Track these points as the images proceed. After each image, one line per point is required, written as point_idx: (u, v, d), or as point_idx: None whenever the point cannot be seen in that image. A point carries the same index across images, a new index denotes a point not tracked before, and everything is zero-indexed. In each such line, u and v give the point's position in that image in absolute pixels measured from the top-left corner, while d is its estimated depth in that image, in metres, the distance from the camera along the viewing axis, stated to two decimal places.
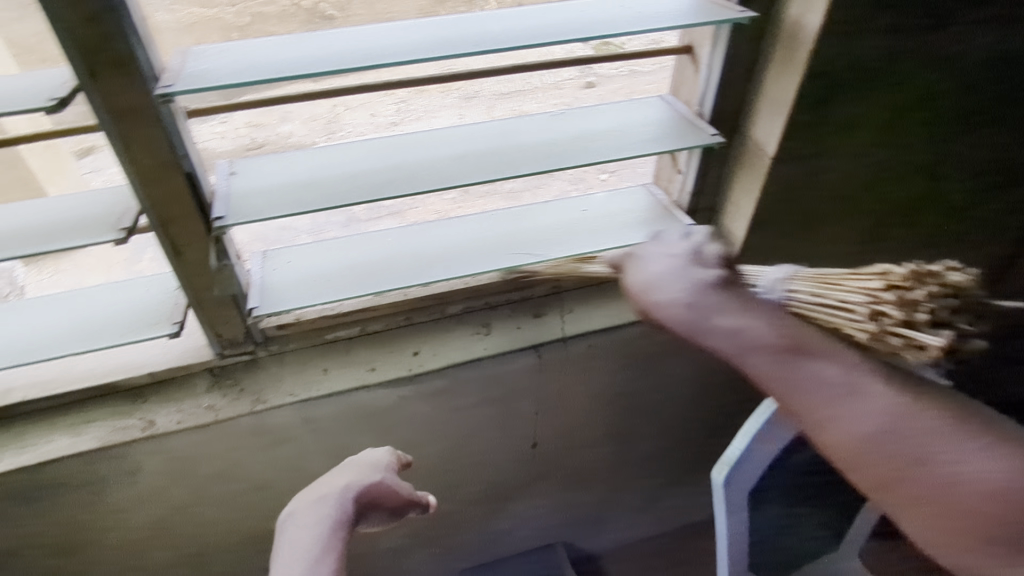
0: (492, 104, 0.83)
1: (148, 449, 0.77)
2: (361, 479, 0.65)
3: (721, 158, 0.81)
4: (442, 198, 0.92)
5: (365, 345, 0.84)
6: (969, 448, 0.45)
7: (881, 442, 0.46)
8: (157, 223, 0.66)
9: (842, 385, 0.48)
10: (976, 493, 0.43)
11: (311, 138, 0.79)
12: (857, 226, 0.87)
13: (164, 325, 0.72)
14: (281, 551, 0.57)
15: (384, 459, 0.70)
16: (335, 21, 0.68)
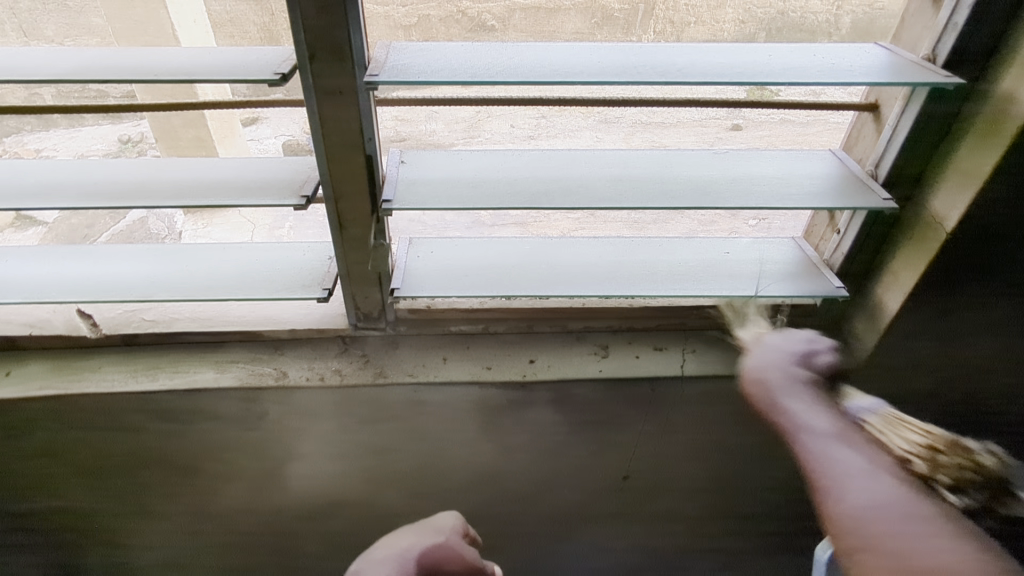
0: (650, 134, 0.83)
1: (278, 397, 0.83)
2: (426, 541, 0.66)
3: (887, 224, 0.77)
4: (568, 217, 0.93)
5: (486, 343, 0.87)
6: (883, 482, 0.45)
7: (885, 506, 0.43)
8: (331, 196, 0.71)
9: (860, 472, 0.45)
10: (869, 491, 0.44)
11: (450, 139, 0.83)
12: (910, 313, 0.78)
13: (315, 289, 0.78)
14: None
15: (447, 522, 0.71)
16: (495, 33, 0.69)
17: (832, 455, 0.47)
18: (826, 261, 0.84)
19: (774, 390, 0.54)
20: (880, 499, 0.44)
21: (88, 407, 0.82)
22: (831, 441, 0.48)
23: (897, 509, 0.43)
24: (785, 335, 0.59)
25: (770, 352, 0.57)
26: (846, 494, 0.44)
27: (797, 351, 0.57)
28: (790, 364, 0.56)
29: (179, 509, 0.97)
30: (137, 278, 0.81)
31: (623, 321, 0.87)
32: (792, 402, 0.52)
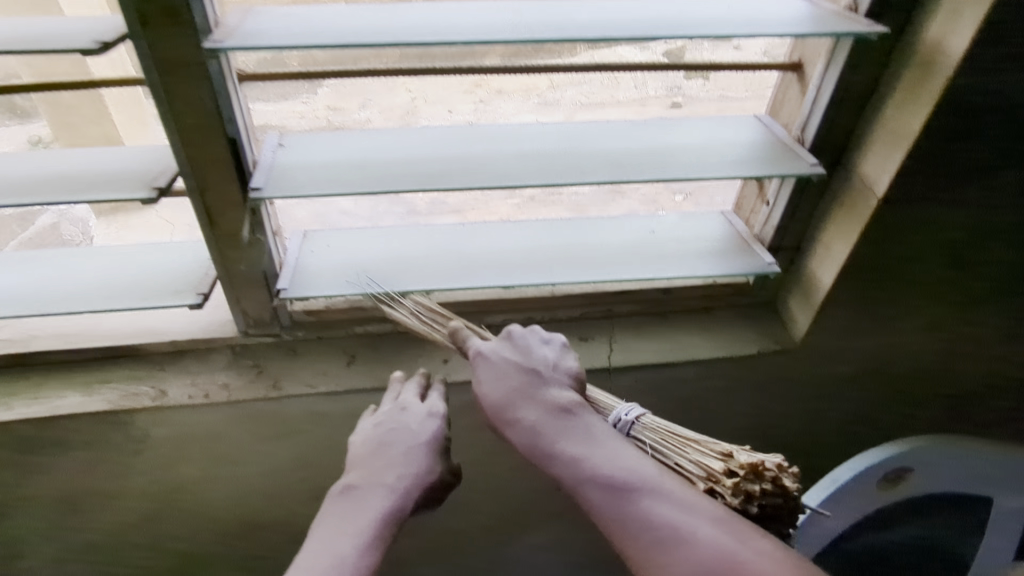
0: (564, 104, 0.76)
1: (158, 419, 0.73)
2: (418, 457, 0.63)
3: (814, 193, 0.72)
4: (507, 202, 0.86)
5: (396, 344, 0.78)
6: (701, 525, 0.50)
7: (698, 561, 0.49)
8: (194, 187, 0.62)
9: (638, 483, 0.53)
10: (682, 555, 0.49)
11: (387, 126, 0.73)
12: (842, 289, 0.73)
13: (189, 295, 0.68)
14: (329, 524, 0.59)
15: (423, 409, 0.67)
16: None
17: (629, 513, 0.51)
18: (757, 237, 0.79)
19: (546, 438, 0.56)
20: (691, 537, 0.50)
21: None
22: (608, 487, 0.53)
23: (703, 563, 0.49)
24: (520, 348, 0.62)
25: (498, 386, 0.60)
26: (653, 513, 0.51)
27: (546, 369, 0.60)
28: (552, 370, 0.60)
29: (66, 547, 0.86)
30: None
31: (545, 311, 0.80)
32: (564, 447, 0.56)
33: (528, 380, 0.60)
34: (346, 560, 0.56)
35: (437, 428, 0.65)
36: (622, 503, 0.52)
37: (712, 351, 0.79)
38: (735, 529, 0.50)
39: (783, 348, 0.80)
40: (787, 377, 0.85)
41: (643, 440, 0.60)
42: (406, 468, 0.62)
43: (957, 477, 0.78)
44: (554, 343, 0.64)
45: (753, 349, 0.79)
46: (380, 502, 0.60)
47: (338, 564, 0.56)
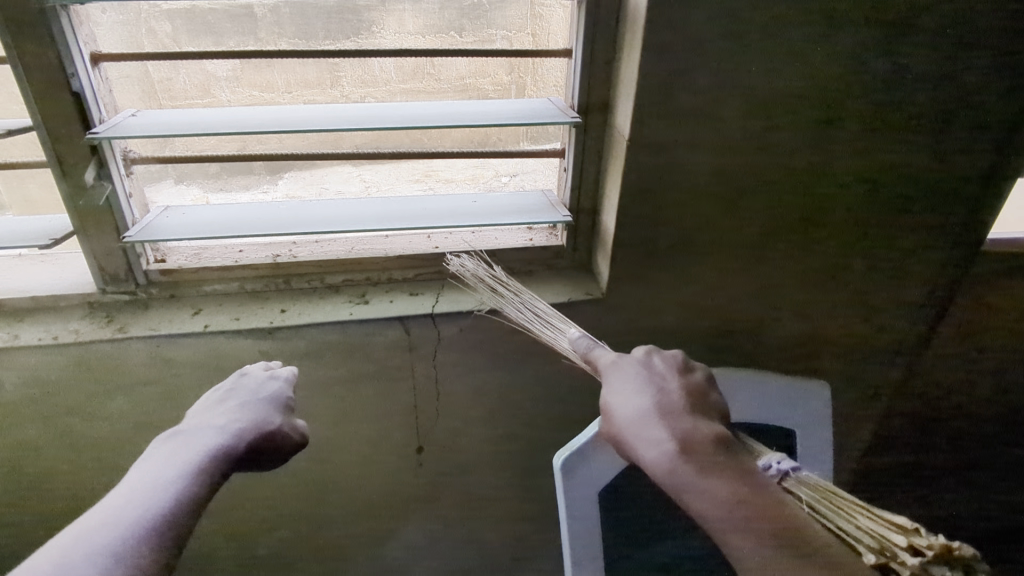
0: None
1: (8, 362, 0.80)
2: (259, 412, 0.69)
3: (594, 154, 0.85)
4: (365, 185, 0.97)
5: (242, 301, 0.87)
6: (737, 487, 0.57)
7: (740, 520, 0.56)
8: (46, 138, 0.74)
9: (696, 466, 0.58)
10: (711, 490, 0.57)
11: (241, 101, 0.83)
12: (626, 232, 0.83)
13: (42, 239, 0.78)
14: (162, 456, 0.61)
15: (263, 373, 0.75)
16: None
17: (685, 479, 0.58)
18: (562, 200, 0.90)
19: (633, 428, 0.62)
20: (728, 504, 0.56)
21: None
22: (702, 478, 0.58)
23: (734, 520, 0.56)
24: (654, 376, 0.67)
25: (638, 396, 0.64)
26: (715, 494, 0.57)
27: (671, 392, 0.65)
28: (676, 392, 0.65)
29: None
30: None
31: (379, 273, 0.90)
32: (659, 435, 0.60)
33: (679, 405, 0.63)
34: (167, 473, 0.58)
35: (276, 394, 0.72)
36: (715, 501, 0.57)
37: None
38: (707, 471, 0.58)
39: (591, 297, 0.89)
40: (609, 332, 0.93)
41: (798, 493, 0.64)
42: (240, 415, 0.67)
43: (751, 408, 0.81)
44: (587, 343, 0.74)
45: (563, 296, 0.89)
46: (221, 436, 0.64)
47: (160, 476, 0.57)
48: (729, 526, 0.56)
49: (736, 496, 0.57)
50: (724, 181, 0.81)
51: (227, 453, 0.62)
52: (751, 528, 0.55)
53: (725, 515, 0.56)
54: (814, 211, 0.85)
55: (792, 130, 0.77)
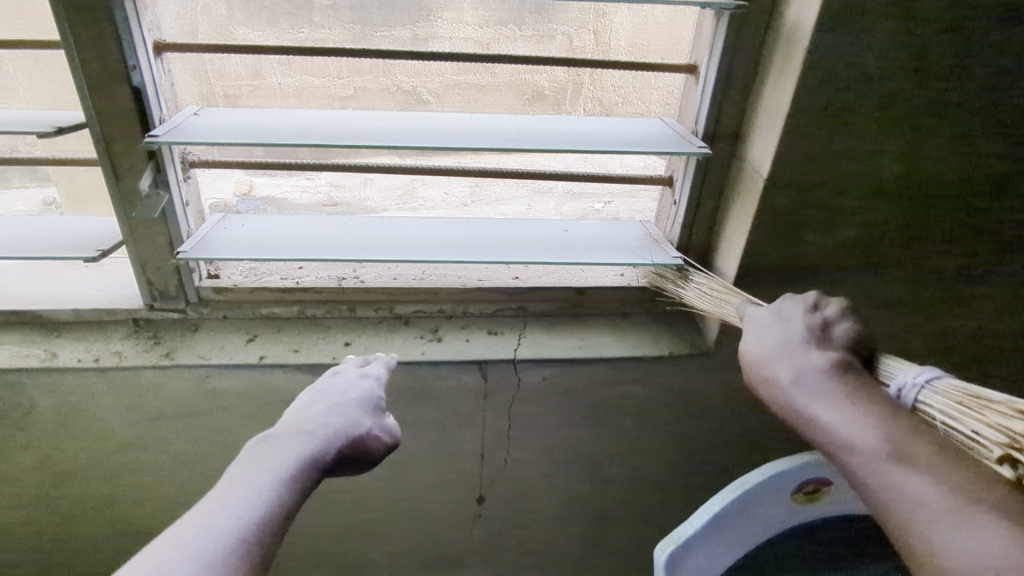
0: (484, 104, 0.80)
1: (43, 383, 0.71)
2: (351, 414, 0.54)
3: (714, 188, 0.73)
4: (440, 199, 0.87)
5: (300, 327, 0.77)
6: (869, 411, 0.45)
7: (866, 443, 0.43)
8: (100, 137, 0.65)
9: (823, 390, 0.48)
10: (834, 410, 0.46)
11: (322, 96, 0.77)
12: (749, 281, 0.72)
13: (87, 251, 0.68)
14: (241, 469, 0.47)
15: (356, 370, 0.60)
16: None
17: (812, 402, 0.48)
18: (669, 238, 0.79)
19: (761, 351, 0.54)
20: (845, 426, 0.45)
21: None
22: (825, 404, 0.47)
23: (859, 441, 0.44)
24: (780, 317, 0.56)
25: (766, 335, 0.55)
26: (832, 420, 0.46)
27: (794, 324, 0.55)
28: (803, 325, 0.54)
29: None
30: None
31: (456, 305, 0.79)
32: (785, 374, 0.51)
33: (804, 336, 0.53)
34: (253, 493, 0.44)
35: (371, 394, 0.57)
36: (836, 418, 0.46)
37: (622, 348, 0.77)
38: (835, 397, 0.47)
39: (695, 351, 0.77)
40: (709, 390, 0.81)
41: (932, 409, 0.48)
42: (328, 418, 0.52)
43: None
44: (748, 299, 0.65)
45: (663, 348, 0.77)
46: (307, 448, 0.49)
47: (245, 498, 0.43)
48: (852, 448, 0.44)
49: (870, 419, 0.45)
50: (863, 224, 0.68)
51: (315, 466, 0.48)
52: (875, 449, 0.43)
53: (849, 436, 0.45)
54: (958, 260, 0.72)
55: (951, 174, 0.65)
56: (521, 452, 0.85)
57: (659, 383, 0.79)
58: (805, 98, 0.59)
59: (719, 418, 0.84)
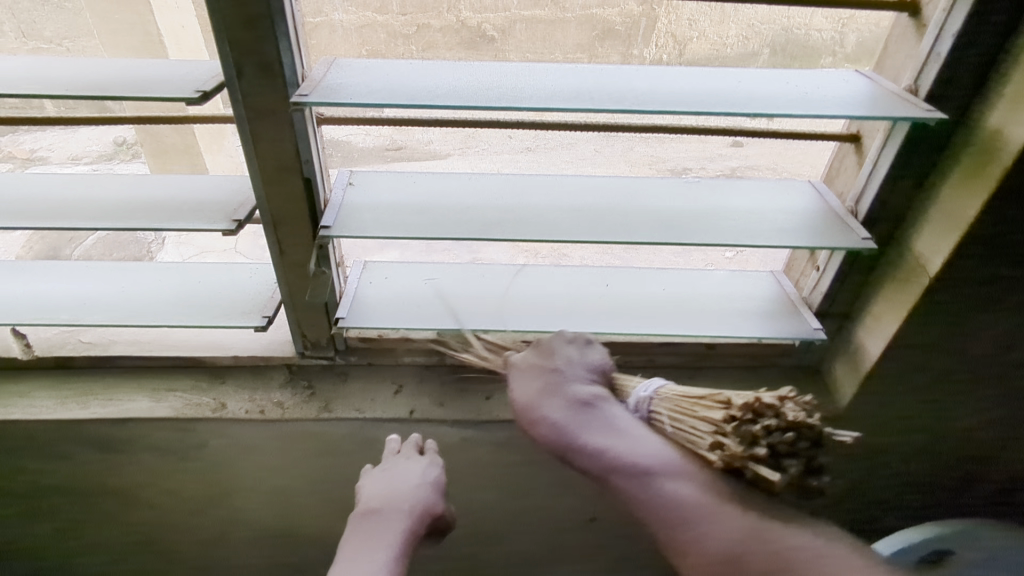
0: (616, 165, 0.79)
1: (216, 429, 0.78)
2: (421, 492, 0.69)
3: (866, 265, 0.72)
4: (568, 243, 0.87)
5: (443, 378, 0.81)
6: (719, 521, 0.53)
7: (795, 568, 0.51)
8: (269, 220, 0.67)
9: (698, 508, 0.54)
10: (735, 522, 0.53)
11: (447, 149, 0.76)
12: (890, 360, 0.73)
13: (255, 317, 0.73)
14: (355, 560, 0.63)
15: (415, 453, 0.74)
16: (495, 43, 0.64)
17: (642, 479, 0.56)
18: (806, 300, 0.79)
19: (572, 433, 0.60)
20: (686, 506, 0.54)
21: (10, 434, 0.77)
22: (664, 475, 0.56)
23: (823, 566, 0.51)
24: (544, 353, 0.66)
25: (549, 403, 0.62)
26: (666, 491, 0.55)
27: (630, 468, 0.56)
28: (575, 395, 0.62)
29: (125, 541, 0.92)
30: (63, 299, 0.75)
31: None
32: (546, 413, 0.61)
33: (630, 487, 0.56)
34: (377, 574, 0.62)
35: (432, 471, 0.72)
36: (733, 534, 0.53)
37: None
38: (713, 508, 0.54)
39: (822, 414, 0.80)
40: None
41: (663, 417, 0.61)
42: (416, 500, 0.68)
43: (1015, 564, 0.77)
44: (578, 340, 0.67)
45: None
46: (397, 526, 0.66)
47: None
48: (678, 491, 0.55)
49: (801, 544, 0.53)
50: (999, 308, 0.69)
51: (406, 547, 0.65)
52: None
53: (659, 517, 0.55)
54: None
55: None
56: None
57: None
58: (993, 213, 0.58)
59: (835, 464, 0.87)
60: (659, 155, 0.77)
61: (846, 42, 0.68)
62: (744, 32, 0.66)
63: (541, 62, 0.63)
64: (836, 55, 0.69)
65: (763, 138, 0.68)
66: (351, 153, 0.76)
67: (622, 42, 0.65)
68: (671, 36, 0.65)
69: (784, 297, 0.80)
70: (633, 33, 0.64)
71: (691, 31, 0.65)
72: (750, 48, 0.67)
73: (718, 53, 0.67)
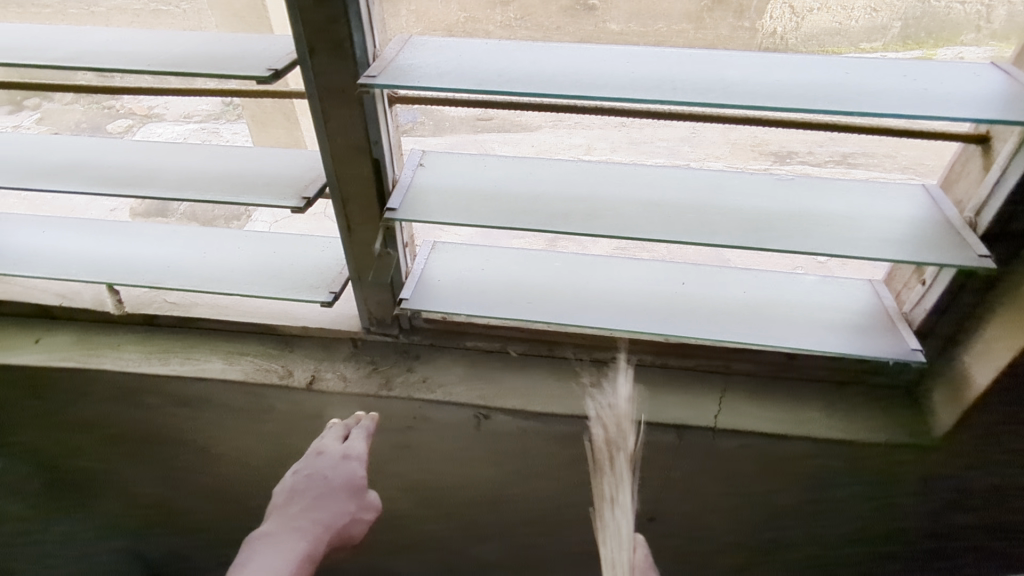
0: (725, 161, 0.72)
1: (282, 396, 0.81)
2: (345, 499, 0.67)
3: (982, 283, 0.63)
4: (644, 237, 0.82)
5: (504, 365, 0.80)
6: None
7: None
8: (338, 197, 0.67)
9: None
10: None
11: (543, 123, 0.72)
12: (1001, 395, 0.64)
13: (322, 292, 0.74)
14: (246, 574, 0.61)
15: (339, 450, 0.69)
16: (597, 12, 0.58)
17: None
18: (905, 316, 0.71)
19: None
20: None
21: (102, 383, 0.83)
22: None
23: None
24: None
25: None
26: None
27: None
28: None
29: (203, 495, 0.97)
30: (154, 262, 0.79)
31: (656, 357, 0.77)
32: None
33: None
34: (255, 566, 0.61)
35: (352, 471, 0.68)
36: None
37: (831, 430, 0.73)
38: None
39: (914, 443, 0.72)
40: (919, 474, 0.76)
41: None
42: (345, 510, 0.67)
43: None
44: None
45: (879, 436, 0.72)
46: (297, 539, 0.64)
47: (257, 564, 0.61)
48: None
49: None
50: None
51: (308, 559, 0.63)
52: None
53: None
54: None
55: None
56: (699, 495, 0.85)
57: (865, 463, 0.75)
58: None
59: (924, 497, 0.79)
60: (764, 136, 0.69)
61: (994, 16, 0.57)
62: (874, 4, 0.56)
63: (624, 45, 0.58)
64: (980, 31, 0.58)
65: (870, 136, 0.61)
66: (443, 121, 0.73)
67: (732, 12, 0.58)
68: (789, 6, 0.57)
69: (879, 309, 0.72)
70: (748, 3, 0.57)
71: (813, 2, 0.57)
72: (879, 21, 0.57)
73: (842, 26, 0.58)
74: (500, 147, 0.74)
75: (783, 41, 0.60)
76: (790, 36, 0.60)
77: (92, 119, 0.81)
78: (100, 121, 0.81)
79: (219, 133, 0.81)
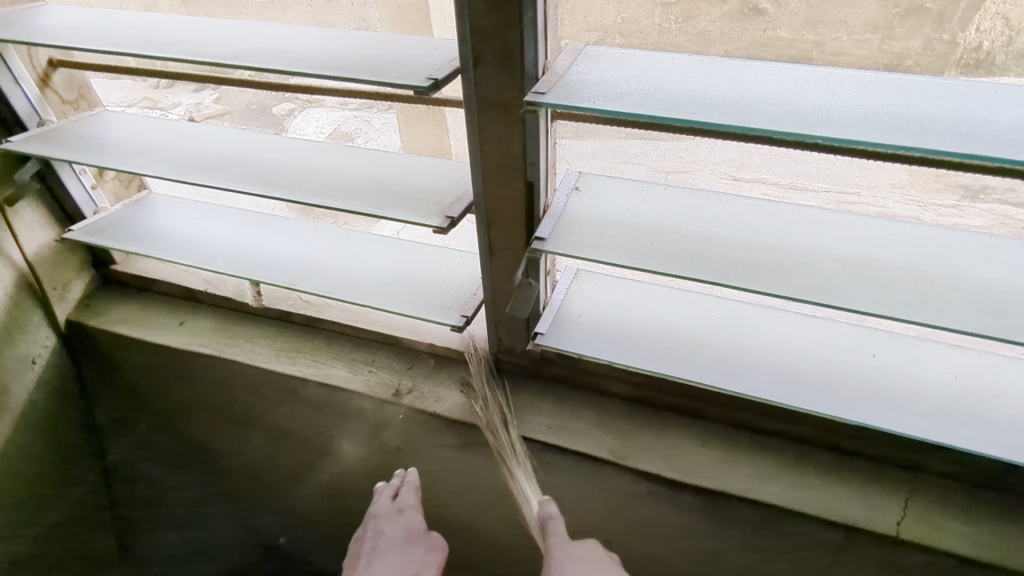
0: (902, 192, 0.58)
1: (402, 415, 0.78)
2: (400, 549, 0.66)
3: None
4: None
5: (641, 417, 0.71)
6: None
7: None
8: (484, 218, 0.61)
9: None
10: None
11: (717, 151, 0.62)
12: None
13: (454, 315, 0.69)
14: None
15: (391, 505, 0.70)
16: (767, 18, 0.47)
17: None
18: None
19: None
20: None
21: (235, 373, 0.84)
22: None
23: None
24: None
25: None
26: None
27: None
28: None
29: (311, 497, 0.96)
30: (293, 261, 0.78)
31: (825, 437, 0.65)
32: None
33: None
34: None
35: (408, 521, 0.68)
36: None
37: None
38: None
39: None
40: None
41: None
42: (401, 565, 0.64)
43: None
44: None
45: None
46: None
47: None
48: None
49: None
50: None
51: None
52: None
53: None
54: None
55: None
56: None
57: None
58: None
59: None
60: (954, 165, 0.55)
61: None
62: None
63: (847, 68, 0.47)
64: None
65: None
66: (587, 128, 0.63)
67: (933, 22, 0.44)
68: (1002, 17, 0.44)
69: None
70: (950, 13, 0.44)
71: None
72: None
73: None
74: (642, 156, 0.65)
75: (988, 58, 0.46)
76: (997, 53, 0.46)
77: (261, 101, 0.85)
78: (268, 103, 0.85)
79: (371, 122, 0.80)
